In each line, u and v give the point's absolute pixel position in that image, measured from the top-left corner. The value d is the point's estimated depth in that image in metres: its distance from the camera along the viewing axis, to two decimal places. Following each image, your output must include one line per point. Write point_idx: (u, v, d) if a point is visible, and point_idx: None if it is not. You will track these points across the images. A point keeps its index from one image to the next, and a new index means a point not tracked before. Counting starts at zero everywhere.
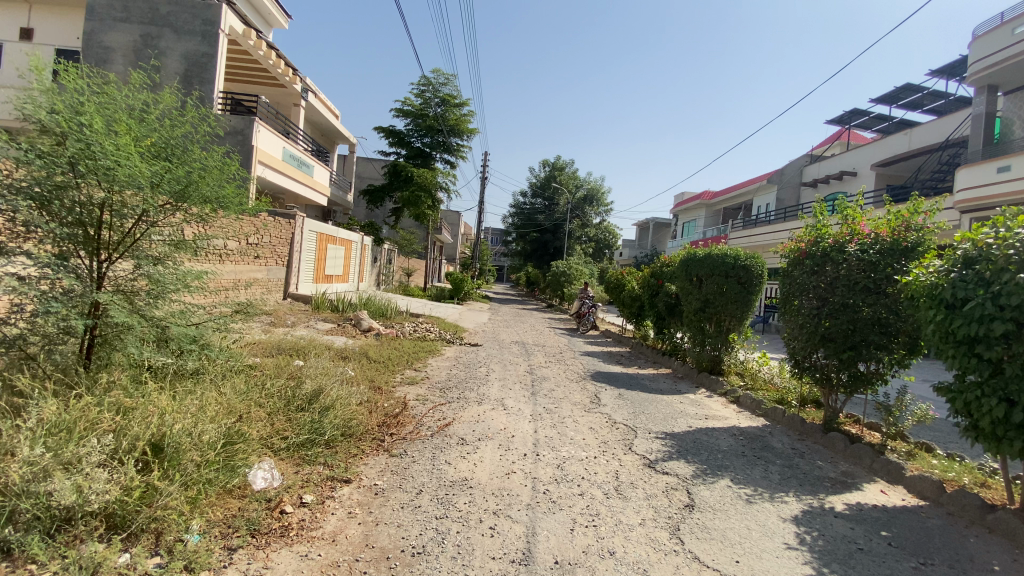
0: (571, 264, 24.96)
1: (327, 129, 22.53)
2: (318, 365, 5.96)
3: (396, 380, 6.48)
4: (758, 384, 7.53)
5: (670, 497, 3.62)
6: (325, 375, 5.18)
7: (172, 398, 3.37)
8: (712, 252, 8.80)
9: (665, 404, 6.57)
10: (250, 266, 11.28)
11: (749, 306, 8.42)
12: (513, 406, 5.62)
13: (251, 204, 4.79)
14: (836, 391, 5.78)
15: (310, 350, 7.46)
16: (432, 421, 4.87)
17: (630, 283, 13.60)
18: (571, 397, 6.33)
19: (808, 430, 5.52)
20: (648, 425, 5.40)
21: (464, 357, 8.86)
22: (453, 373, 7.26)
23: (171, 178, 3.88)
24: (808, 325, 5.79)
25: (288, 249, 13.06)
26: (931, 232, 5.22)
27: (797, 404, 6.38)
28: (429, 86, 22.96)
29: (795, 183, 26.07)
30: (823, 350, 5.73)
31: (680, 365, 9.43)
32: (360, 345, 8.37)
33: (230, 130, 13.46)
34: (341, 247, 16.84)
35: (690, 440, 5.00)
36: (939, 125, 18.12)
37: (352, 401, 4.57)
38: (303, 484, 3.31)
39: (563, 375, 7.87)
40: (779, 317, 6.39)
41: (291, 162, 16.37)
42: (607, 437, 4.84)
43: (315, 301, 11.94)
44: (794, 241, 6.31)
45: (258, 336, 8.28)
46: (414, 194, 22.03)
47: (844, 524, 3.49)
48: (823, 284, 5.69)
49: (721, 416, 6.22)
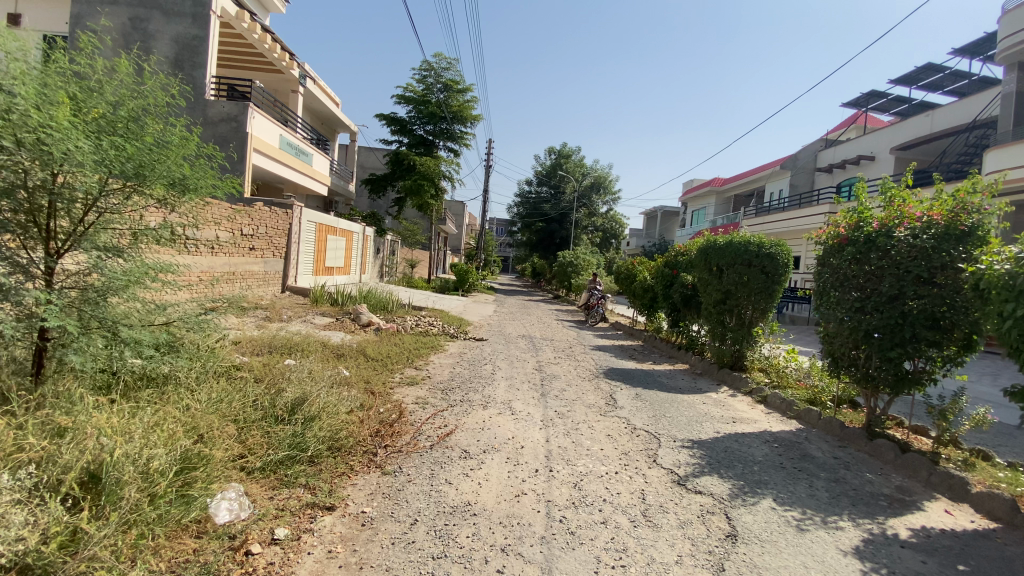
0: (578, 254, 24.35)
1: (327, 117, 21.95)
2: (310, 367, 5.48)
3: (395, 380, 5.99)
4: (785, 382, 6.98)
5: (708, 524, 3.10)
6: (315, 378, 4.70)
7: (124, 415, 2.87)
8: (733, 239, 8.19)
9: (686, 405, 6.04)
10: (245, 258, 11.02)
11: (774, 297, 7.86)
12: (522, 411, 5.11)
13: (224, 189, 4.25)
14: (880, 392, 5.21)
15: (303, 348, 6.97)
16: (432, 429, 4.38)
17: (642, 273, 13.03)
18: (584, 399, 5.80)
19: (849, 436, 4.97)
20: (671, 431, 4.88)
21: (468, 353, 8.35)
22: (457, 372, 6.75)
23: (125, 157, 3.36)
24: (848, 319, 5.22)
25: (285, 240, 12.58)
26: (993, 213, 4.61)
27: (832, 405, 5.84)
28: (431, 71, 22.29)
29: (809, 169, 25.22)
30: (865, 348, 5.15)
31: (698, 361, 8.89)
32: (358, 342, 7.87)
33: (224, 118, 12.95)
34: (342, 238, 16.34)
35: (720, 450, 4.47)
36: (964, 106, 17.25)
37: (341, 408, 4.09)
38: (277, 513, 2.82)
39: (574, 373, 7.34)
40: (814, 310, 5.81)
41: (289, 151, 15.83)
42: (626, 447, 4.33)
43: (314, 293, 11.49)
44: (831, 226, 5.72)
45: (249, 333, 7.81)
46: (417, 183, 21.43)
47: (914, 557, 2.95)
48: (868, 274, 5.10)
49: (749, 418, 5.69)
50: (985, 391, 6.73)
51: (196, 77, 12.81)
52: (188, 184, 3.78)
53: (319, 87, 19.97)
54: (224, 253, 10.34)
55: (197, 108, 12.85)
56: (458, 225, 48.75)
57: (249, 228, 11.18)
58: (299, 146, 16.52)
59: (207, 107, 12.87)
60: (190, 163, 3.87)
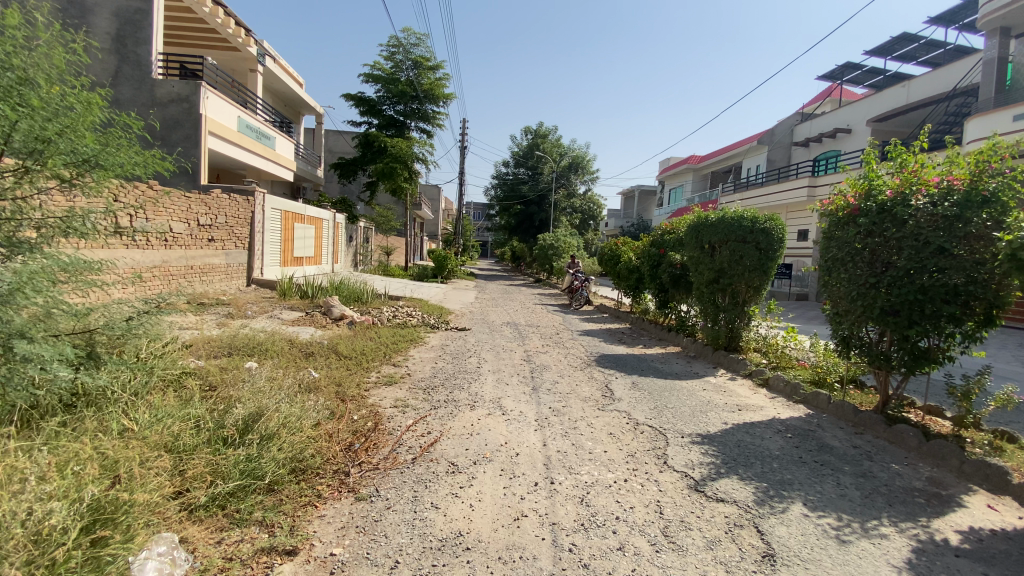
0: (558, 236, 23.81)
1: (291, 98, 20.73)
2: (271, 373, 4.85)
3: (370, 380, 5.42)
4: (785, 363, 6.66)
5: (739, 542, 2.69)
6: (275, 387, 4.10)
7: (18, 457, 2.27)
8: (726, 215, 7.77)
9: (687, 393, 5.64)
10: (203, 250, 10.23)
11: (769, 275, 7.49)
12: (513, 410, 4.62)
13: (147, 171, 3.56)
14: (894, 373, 4.89)
15: (267, 348, 6.31)
16: (414, 439, 3.85)
17: (626, 254, 12.62)
18: (579, 392, 5.34)
19: (863, 421, 4.64)
20: (678, 425, 4.46)
21: (450, 345, 7.79)
22: (439, 367, 6.21)
23: (9, 129, 2.67)
24: (859, 296, 4.84)
25: (249, 230, 11.73)
26: (1018, 177, 4.26)
27: (840, 388, 5.52)
28: (399, 47, 21.26)
29: (785, 143, 25.16)
30: (879, 326, 4.79)
31: (690, 343, 8.51)
32: (329, 338, 7.25)
33: (174, 99, 11.90)
34: (311, 226, 15.45)
35: (734, 445, 4.07)
36: (942, 75, 17.20)
37: (305, 421, 3.54)
38: (223, 565, 2.28)
39: (565, 362, 6.87)
40: (820, 286, 5.43)
41: (249, 134, 14.79)
42: (632, 447, 3.89)
43: (282, 286, 10.77)
44: (837, 196, 5.35)
45: (207, 334, 7.08)
46: (389, 166, 20.47)
47: (973, 568, 2.59)
48: (880, 246, 4.73)
49: (755, 405, 5.33)
50: (1002, 367, 6.40)
51: (141, 54, 11.66)
52: (98, 161, 3.09)
53: (280, 66, 18.75)
54: (178, 245, 9.55)
55: (144, 89, 11.78)
56: (432, 210, 47.62)
57: (207, 217, 10.30)
58: (259, 129, 15.48)
59: (154, 87, 11.80)
60: (94, 132, 3.15)
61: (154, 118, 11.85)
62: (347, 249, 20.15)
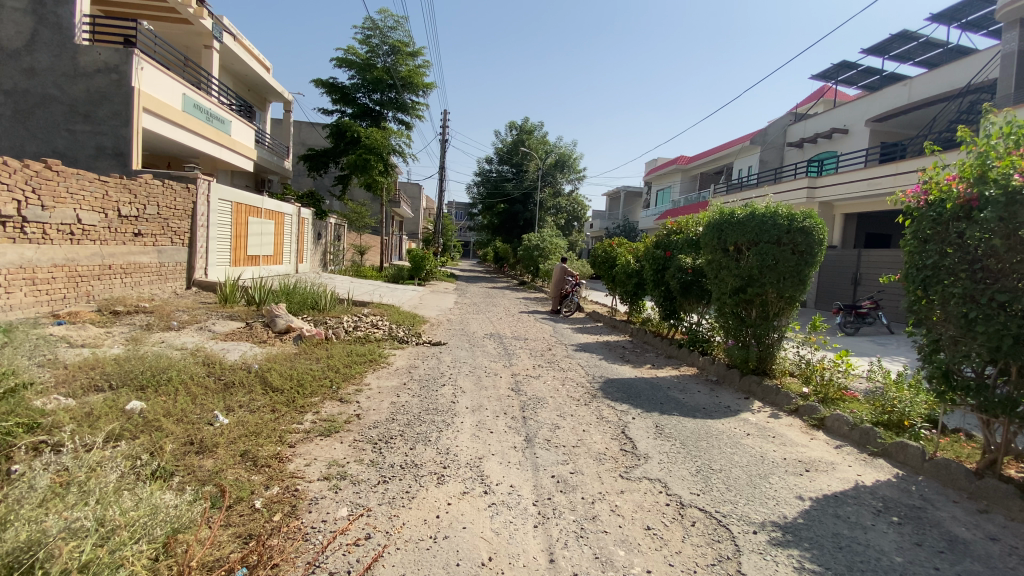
0: (545, 237, 22.40)
1: (255, 82, 18.90)
2: (140, 435, 3.29)
3: (300, 431, 3.88)
4: (836, 396, 5.34)
5: None
6: (118, 463, 2.58)
7: None
8: (757, 211, 6.38)
9: (729, 440, 4.26)
10: (125, 246, 8.54)
11: (805, 284, 6.17)
12: (500, 482, 3.18)
13: None
14: (1015, 425, 3.60)
15: (170, 377, 4.70)
16: (339, 555, 2.36)
17: (624, 256, 11.24)
18: (593, 446, 3.90)
19: (990, 495, 3.34)
20: (738, 506, 3.08)
21: (420, 368, 6.27)
22: (401, 405, 4.69)
23: None
24: (977, 319, 3.49)
25: (187, 222, 10.03)
26: None
27: (930, 437, 4.18)
28: (375, 30, 19.70)
29: (779, 144, 24.19)
30: (1002, 362, 3.47)
31: (708, 364, 7.13)
32: (263, 360, 5.67)
33: (102, 69, 10.08)
34: (268, 221, 13.72)
35: (836, 549, 2.69)
36: (951, 71, 16.31)
37: (140, 544, 2.05)
38: None
39: (564, 394, 5.39)
40: (909, 303, 4.08)
41: (197, 114, 12.97)
42: (686, 561, 2.48)
43: (223, 290, 9.10)
44: (935, 185, 4.01)
45: (93, 356, 5.36)
46: (362, 158, 18.80)
47: None
48: (1008, 248, 3.42)
49: (823, 460, 3.97)
50: None
51: (63, 16, 9.88)
52: None
53: (242, 45, 16.96)
54: (91, 239, 7.86)
55: (66, 57, 9.97)
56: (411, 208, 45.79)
57: (131, 207, 8.61)
58: (210, 109, 13.65)
59: (78, 54, 9.98)
60: None
61: (76, 91, 9.98)
62: (314, 248, 18.43)
